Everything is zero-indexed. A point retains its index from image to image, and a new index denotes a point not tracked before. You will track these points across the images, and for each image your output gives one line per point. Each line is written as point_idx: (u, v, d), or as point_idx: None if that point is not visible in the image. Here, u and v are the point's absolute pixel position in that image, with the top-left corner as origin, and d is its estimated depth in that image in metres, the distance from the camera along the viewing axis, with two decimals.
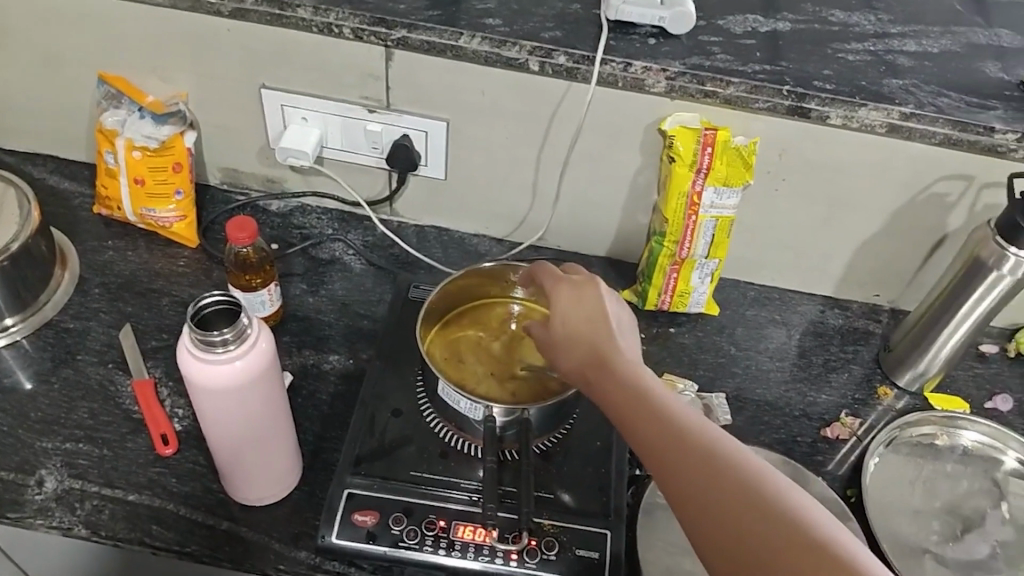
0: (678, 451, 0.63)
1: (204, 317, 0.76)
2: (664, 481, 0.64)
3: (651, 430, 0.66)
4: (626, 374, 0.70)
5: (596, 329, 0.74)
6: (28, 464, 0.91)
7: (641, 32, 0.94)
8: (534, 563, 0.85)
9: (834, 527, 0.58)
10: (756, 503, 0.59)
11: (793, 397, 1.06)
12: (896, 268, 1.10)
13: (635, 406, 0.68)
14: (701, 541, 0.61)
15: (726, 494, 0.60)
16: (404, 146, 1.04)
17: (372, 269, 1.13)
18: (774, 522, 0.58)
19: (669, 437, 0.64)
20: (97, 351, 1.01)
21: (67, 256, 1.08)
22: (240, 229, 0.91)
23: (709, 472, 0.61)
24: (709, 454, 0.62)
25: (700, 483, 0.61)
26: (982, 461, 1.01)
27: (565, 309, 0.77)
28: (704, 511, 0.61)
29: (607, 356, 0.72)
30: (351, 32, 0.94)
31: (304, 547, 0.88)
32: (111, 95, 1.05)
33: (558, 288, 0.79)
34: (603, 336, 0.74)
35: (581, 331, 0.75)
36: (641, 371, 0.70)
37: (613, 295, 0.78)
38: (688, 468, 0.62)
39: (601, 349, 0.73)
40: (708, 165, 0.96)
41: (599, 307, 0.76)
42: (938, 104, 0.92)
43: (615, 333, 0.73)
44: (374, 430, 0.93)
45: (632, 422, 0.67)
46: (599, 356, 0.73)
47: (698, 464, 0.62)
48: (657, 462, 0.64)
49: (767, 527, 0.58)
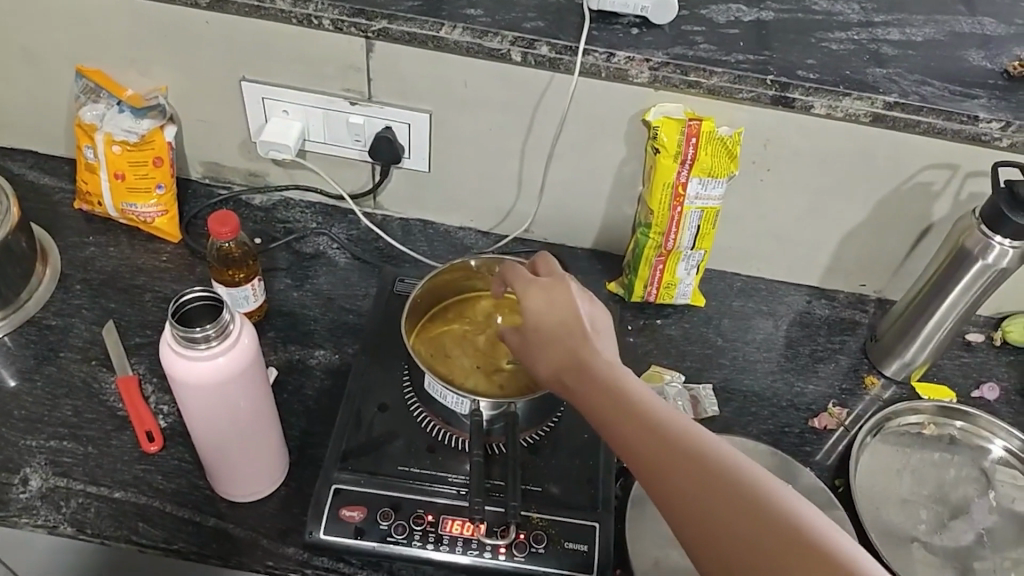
0: (661, 453, 0.63)
1: (187, 313, 0.75)
2: (649, 484, 0.63)
3: (635, 434, 0.65)
4: (604, 376, 0.70)
5: (570, 331, 0.74)
6: (12, 463, 0.90)
7: (623, 22, 0.94)
8: (523, 557, 0.85)
9: (819, 525, 0.57)
10: (741, 504, 0.59)
11: (780, 388, 1.06)
12: (882, 258, 1.10)
13: (615, 409, 0.67)
14: (690, 544, 0.61)
15: (712, 496, 0.60)
16: (387, 139, 1.03)
17: (358, 263, 1.12)
18: (760, 523, 0.57)
19: (651, 441, 0.64)
20: (80, 348, 1.00)
21: (49, 253, 1.07)
22: (223, 224, 0.90)
23: (694, 473, 0.61)
24: (694, 456, 0.62)
25: (685, 485, 0.61)
26: (968, 450, 1.01)
27: (539, 311, 0.76)
28: (691, 515, 0.60)
29: (586, 360, 0.71)
30: (331, 23, 0.93)
31: (291, 543, 0.87)
32: (89, 89, 1.05)
33: (531, 290, 0.78)
34: (578, 338, 0.73)
35: (556, 334, 0.74)
36: (619, 372, 0.70)
37: (585, 296, 0.77)
38: (672, 472, 0.62)
39: (577, 351, 0.72)
40: (693, 156, 0.95)
41: (573, 310, 0.75)
42: (922, 93, 0.92)
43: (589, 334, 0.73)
44: (360, 425, 0.93)
45: (614, 425, 0.67)
46: (576, 358, 0.72)
47: (683, 467, 0.61)
48: (642, 466, 0.64)
49: (754, 528, 0.57)
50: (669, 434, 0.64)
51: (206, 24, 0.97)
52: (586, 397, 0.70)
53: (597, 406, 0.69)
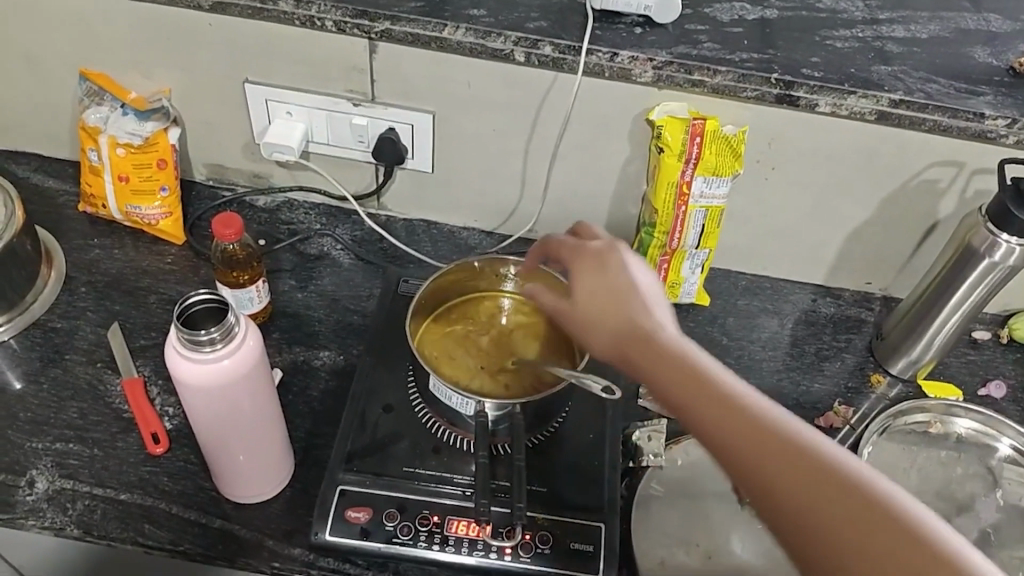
0: (738, 435, 0.56)
1: (191, 316, 0.75)
2: (729, 466, 0.57)
3: (706, 413, 0.58)
4: (667, 350, 0.63)
5: (624, 303, 0.67)
6: (18, 465, 0.90)
7: (626, 21, 0.93)
8: (528, 557, 0.84)
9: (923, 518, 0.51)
10: (832, 494, 0.52)
11: (786, 386, 1.06)
12: (888, 256, 1.09)
13: (680, 385, 0.60)
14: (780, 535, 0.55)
15: (800, 484, 0.53)
16: (390, 140, 1.03)
17: (362, 264, 1.12)
18: (857, 517, 0.51)
19: (726, 421, 0.57)
20: (85, 350, 1.00)
21: (54, 255, 1.07)
22: (227, 226, 0.90)
23: (779, 456, 0.54)
24: (779, 439, 0.55)
25: (769, 471, 0.55)
26: (975, 448, 1.01)
27: (587, 283, 0.69)
28: (778, 504, 0.54)
29: (644, 333, 0.64)
30: (333, 24, 0.93)
31: (298, 544, 0.88)
32: (94, 91, 1.04)
33: (579, 260, 0.72)
34: (632, 310, 0.66)
35: (609, 307, 0.67)
36: (686, 344, 0.63)
37: (638, 262, 0.69)
38: (752, 455, 0.55)
39: (636, 321, 0.65)
40: (698, 155, 0.95)
41: (625, 279, 0.68)
42: (927, 90, 0.92)
43: (645, 306, 0.66)
44: (365, 426, 0.93)
45: (679, 399, 0.60)
46: (633, 331, 0.65)
47: (765, 451, 0.55)
48: (719, 448, 0.57)
49: (847, 522, 0.51)
50: (751, 411, 0.57)
51: (209, 26, 0.97)
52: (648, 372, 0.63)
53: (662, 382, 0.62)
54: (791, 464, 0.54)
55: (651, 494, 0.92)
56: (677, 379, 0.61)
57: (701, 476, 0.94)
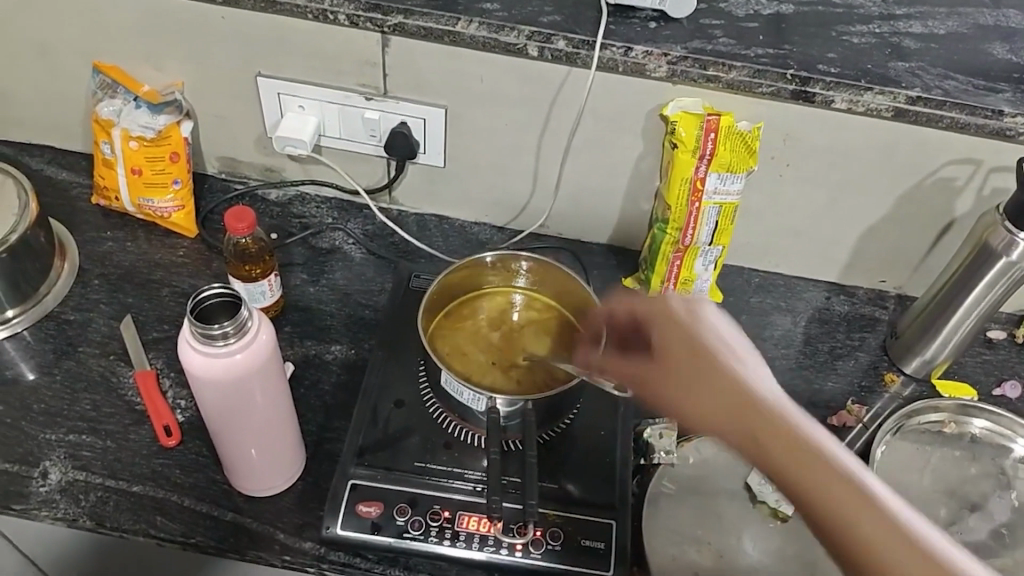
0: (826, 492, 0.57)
1: (205, 310, 0.75)
2: (815, 523, 0.58)
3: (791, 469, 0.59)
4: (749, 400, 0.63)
5: (705, 354, 0.67)
6: (32, 456, 0.91)
7: (641, 16, 0.93)
8: (539, 553, 0.85)
9: None
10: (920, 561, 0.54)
11: (798, 385, 1.05)
12: (903, 254, 1.08)
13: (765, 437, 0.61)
14: None
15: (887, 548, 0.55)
16: (403, 134, 1.03)
17: (374, 259, 1.12)
18: None
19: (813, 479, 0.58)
20: (98, 342, 1.01)
21: (67, 247, 1.08)
22: (239, 220, 0.90)
23: (867, 519, 0.56)
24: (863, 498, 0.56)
25: (857, 531, 0.56)
26: (989, 448, 1.00)
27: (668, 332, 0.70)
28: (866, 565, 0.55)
29: (726, 382, 0.65)
30: (346, 18, 0.93)
31: (308, 538, 0.88)
32: (106, 84, 1.05)
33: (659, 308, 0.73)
34: (713, 359, 0.67)
35: (691, 357, 0.68)
36: (768, 392, 0.63)
37: (717, 309, 0.71)
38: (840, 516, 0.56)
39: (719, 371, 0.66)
40: (712, 151, 0.94)
41: (708, 328, 0.69)
42: (945, 87, 0.91)
43: (726, 354, 0.67)
44: (376, 420, 0.93)
45: (792, 475, 0.59)
46: (714, 381, 0.66)
47: (851, 511, 0.56)
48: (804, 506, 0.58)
49: None
50: (840, 470, 0.58)
51: (222, 20, 0.97)
52: (773, 454, 0.60)
53: (789, 466, 0.59)
54: (897, 549, 0.55)
55: (662, 491, 0.91)
56: (804, 465, 0.58)
57: (713, 474, 0.93)
